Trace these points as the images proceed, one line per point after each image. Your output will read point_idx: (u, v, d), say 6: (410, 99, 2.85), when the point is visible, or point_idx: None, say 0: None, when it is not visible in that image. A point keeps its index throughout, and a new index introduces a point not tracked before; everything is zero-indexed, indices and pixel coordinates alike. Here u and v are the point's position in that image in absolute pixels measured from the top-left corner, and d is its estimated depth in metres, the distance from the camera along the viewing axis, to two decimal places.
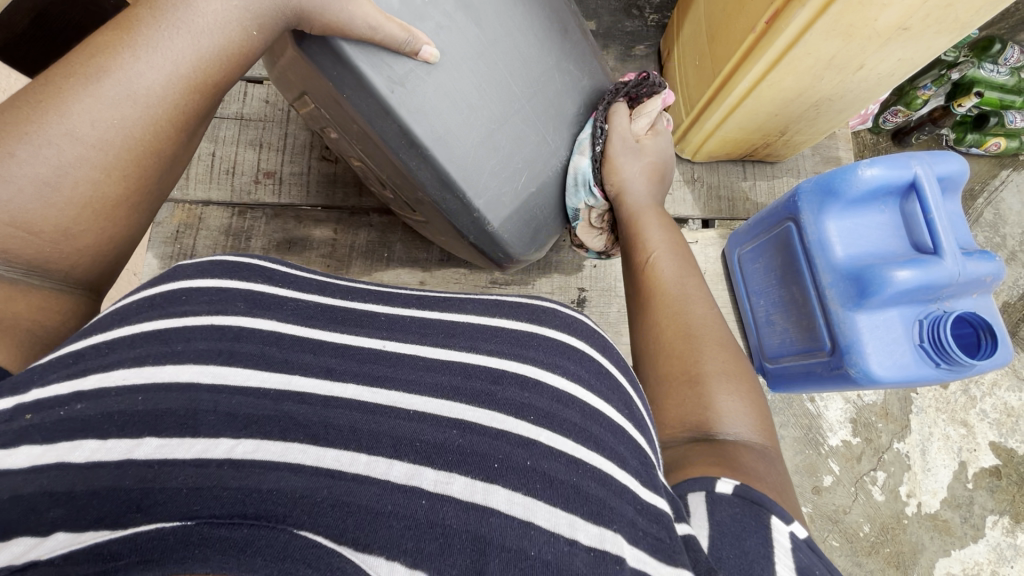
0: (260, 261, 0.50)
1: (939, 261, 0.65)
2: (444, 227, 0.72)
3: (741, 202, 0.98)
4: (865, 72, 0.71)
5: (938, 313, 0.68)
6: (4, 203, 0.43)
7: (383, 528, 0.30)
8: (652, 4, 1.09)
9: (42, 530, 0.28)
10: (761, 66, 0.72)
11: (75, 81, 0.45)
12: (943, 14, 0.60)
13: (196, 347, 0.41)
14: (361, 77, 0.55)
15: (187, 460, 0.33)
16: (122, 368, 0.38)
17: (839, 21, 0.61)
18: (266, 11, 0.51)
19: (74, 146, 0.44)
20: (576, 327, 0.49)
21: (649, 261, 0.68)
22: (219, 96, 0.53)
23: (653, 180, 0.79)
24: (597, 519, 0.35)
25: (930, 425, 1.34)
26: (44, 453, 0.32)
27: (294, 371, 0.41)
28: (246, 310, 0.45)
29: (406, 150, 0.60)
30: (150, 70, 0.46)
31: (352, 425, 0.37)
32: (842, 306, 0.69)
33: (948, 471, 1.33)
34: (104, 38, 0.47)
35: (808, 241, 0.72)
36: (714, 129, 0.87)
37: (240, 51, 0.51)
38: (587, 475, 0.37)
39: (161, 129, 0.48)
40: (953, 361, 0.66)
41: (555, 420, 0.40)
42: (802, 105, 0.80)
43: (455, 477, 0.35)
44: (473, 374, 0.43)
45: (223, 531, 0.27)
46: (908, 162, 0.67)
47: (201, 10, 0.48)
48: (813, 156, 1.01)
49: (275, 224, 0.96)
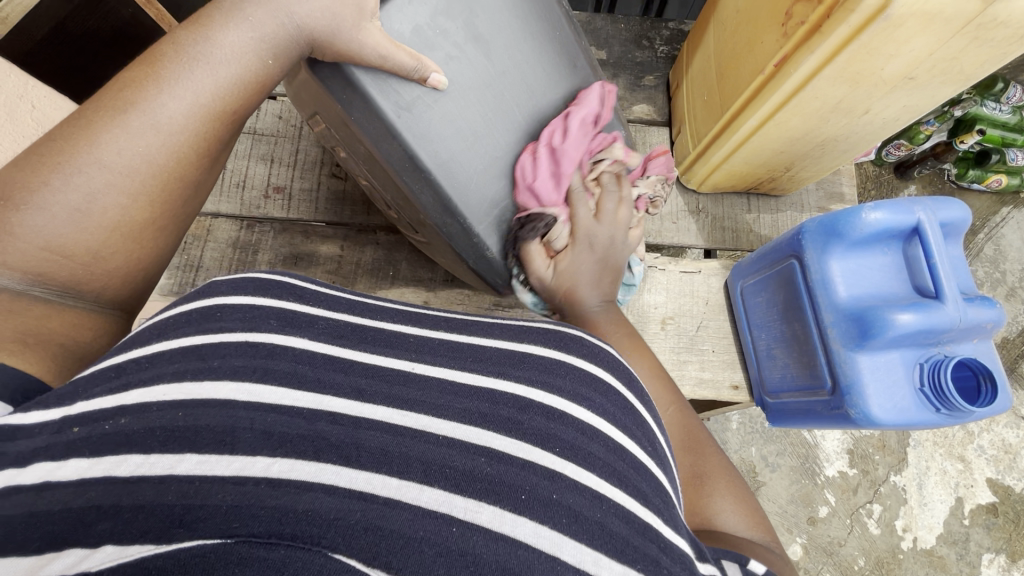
0: (291, 279, 0.50)
1: (941, 306, 0.65)
2: (444, 251, 0.73)
3: (744, 235, 0.99)
4: (872, 115, 0.72)
5: (938, 357, 0.68)
6: (36, 229, 0.44)
7: (415, 553, 0.31)
8: (661, 36, 1.11)
9: (91, 542, 0.30)
10: (768, 107, 0.73)
11: (105, 114, 0.46)
12: (948, 65, 0.61)
13: (232, 362, 0.41)
14: (371, 102, 0.56)
15: (226, 477, 0.33)
16: (162, 383, 0.38)
17: (847, 69, 0.63)
18: (281, 41, 0.52)
19: (103, 173, 0.45)
20: (601, 356, 0.49)
21: None
22: (240, 125, 0.54)
23: (599, 280, 0.70)
24: (622, 557, 0.36)
25: (926, 459, 1.34)
26: (91, 466, 0.34)
27: (326, 392, 0.41)
28: (278, 327, 0.45)
29: (411, 173, 0.60)
30: (174, 101, 0.47)
31: (383, 448, 0.38)
32: (844, 346, 0.69)
33: (944, 506, 1.32)
34: (132, 74, 0.48)
35: (812, 279, 0.72)
36: (720, 163, 0.88)
37: (258, 80, 0.52)
38: (611, 512, 0.38)
39: (183, 155, 0.49)
40: (952, 407, 0.66)
41: (580, 454, 0.40)
42: (809, 144, 0.80)
43: (484, 506, 0.35)
44: (500, 401, 0.43)
45: (261, 551, 0.29)
46: (912, 207, 0.68)
47: (221, 43, 0.49)
48: (817, 191, 1.03)
49: (282, 239, 0.97)
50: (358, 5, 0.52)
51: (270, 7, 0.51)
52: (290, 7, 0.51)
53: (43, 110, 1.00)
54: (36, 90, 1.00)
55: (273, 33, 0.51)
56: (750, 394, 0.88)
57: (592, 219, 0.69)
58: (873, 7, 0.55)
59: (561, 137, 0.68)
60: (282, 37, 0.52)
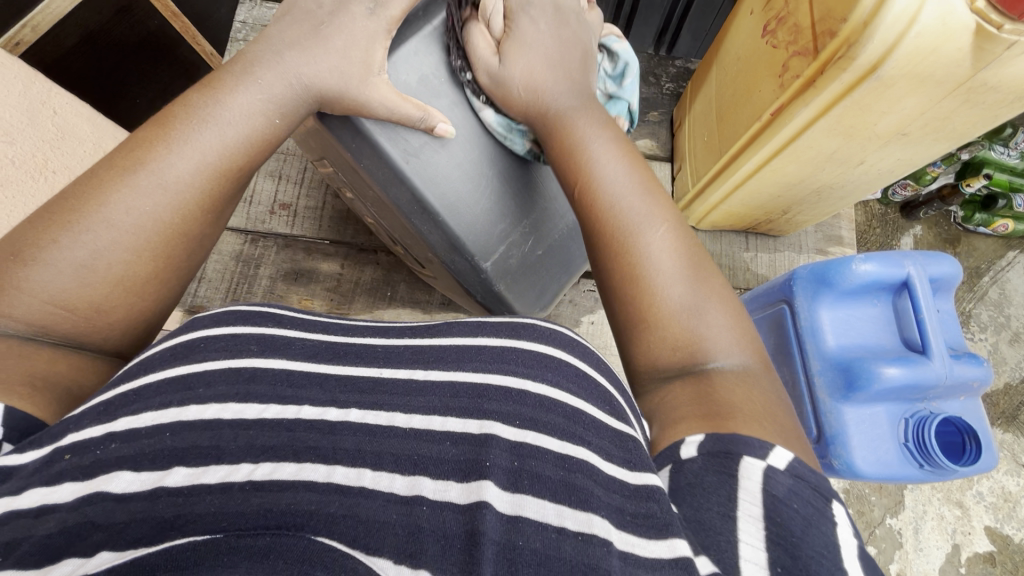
0: (272, 308, 0.52)
1: (928, 361, 0.66)
2: (453, 285, 0.75)
3: (741, 273, 1.00)
4: (865, 167, 0.73)
5: (924, 413, 0.68)
6: (43, 284, 0.45)
7: (390, 534, 0.33)
8: (668, 74, 1.13)
9: (87, 551, 0.30)
10: (764, 153, 0.74)
11: (115, 173, 0.49)
12: (940, 124, 0.63)
13: (216, 389, 0.42)
14: (380, 150, 0.60)
15: (213, 485, 0.34)
16: (149, 411, 0.40)
17: (840, 122, 0.64)
18: (289, 101, 0.56)
19: (110, 231, 0.47)
20: (553, 336, 0.48)
21: (588, 187, 0.57)
22: (245, 185, 0.57)
23: (559, 67, 0.62)
24: (583, 506, 0.36)
25: (924, 503, 1.31)
26: (86, 486, 0.34)
27: (303, 402, 0.42)
28: (259, 352, 0.46)
29: (418, 215, 0.63)
30: (181, 161, 0.50)
31: (358, 446, 0.38)
32: (829, 396, 0.69)
33: (941, 553, 1.29)
34: (142, 135, 0.51)
35: (801, 325, 0.72)
36: (717, 204, 0.90)
37: (264, 138, 0.55)
38: (575, 469, 0.38)
39: (188, 212, 0.51)
40: (936, 464, 0.66)
41: (539, 424, 0.41)
42: (804, 191, 0.81)
43: (452, 483, 0.36)
44: (460, 392, 0.43)
45: (248, 540, 0.30)
46: (901, 261, 0.69)
47: (230, 105, 0.53)
48: (816, 233, 1.04)
49: (284, 254, 0.99)
50: (365, 61, 0.57)
51: (279, 70, 0.55)
52: (297, 68, 0.56)
53: (64, 117, 1.03)
54: (58, 97, 1.04)
55: (281, 93, 0.55)
56: None
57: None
58: (864, 66, 0.56)
59: None
60: (287, 96, 0.56)
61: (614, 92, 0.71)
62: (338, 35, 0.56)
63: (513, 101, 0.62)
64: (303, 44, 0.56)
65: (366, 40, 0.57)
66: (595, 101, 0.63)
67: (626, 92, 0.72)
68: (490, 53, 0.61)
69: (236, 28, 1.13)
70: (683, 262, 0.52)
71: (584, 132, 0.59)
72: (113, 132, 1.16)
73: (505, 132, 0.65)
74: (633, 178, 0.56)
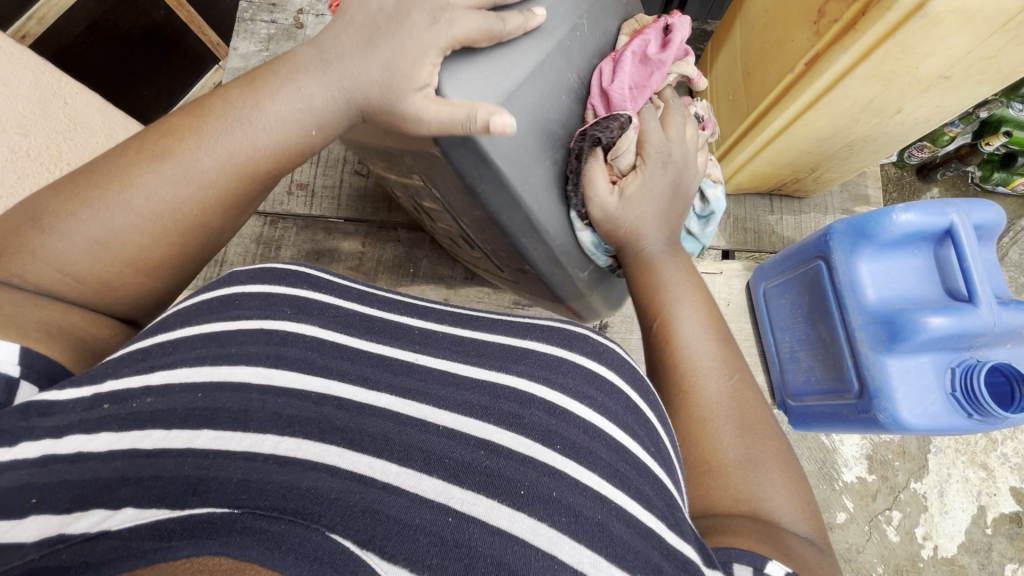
0: (307, 269, 0.52)
1: (974, 309, 0.65)
2: (534, 291, 0.75)
3: (767, 236, 0.99)
4: (902, 116, 0.72)
5: (971, 361, 0.67)
6: (58, 254, 0.47)
7: (410, 541, 0.31)
8: None
9: (113, 505, 0.31)
10: (796, 108, 0.72)
11: (143, 157, 0.50)
12: (985, 65, 0.61)
13: (248, 348, 0.43)
14: (500, 176, 0.53)
15: (237, 451, 0.35)
16: (184, 366, 0.40)
17: (880, 68, 0.62)
18: (328, 115, 0.53)
19: (128, 215, 0.49)
20: (606, 355, 0.48)
21: (666, 330, 0.60)
22: (271, 184, 0.56)
23: (665, 212, 0.66)
24: (622, 563, 0.34)
25: (948, 466, 1.20)
26: (120, 439, 0.35)
27: (333, 376, 0.42)
28: (292, 315, 0.46)
29: (525, 238, 0.59)
30: (208, 158, 0.50)
31: (385, 435, 0.39)
32: (872, 349, 0.69)
33: (966, 515, 1.20)
34: (179, 120, 0.52)
35: (839, 281, 0.72)
36: (744, 163, 0.88)
37: (297, 148, 0.54)
38: (612, 514, 0.36)
39: (207, 207, 0.52)
40: (986, 413, 0.65)
41: (581, 452, 0.39)
42: (837, 144, 0.79)
43: (481, 498, 0.35)
44: (500, 395, 0.43)
45: (263, 523, 0.28)
46: (944, 209, 0.68)
47: (267, 110, 0.52)
48: (841, 193, 1.01)
49: (304, 235, 0.98)
50: None
51: (323, 78, 0.52)
52: (342, 80, 0.52)
53: (74, 107, 1.00)
54: (67, 87, 1.01)
55: (322, 106, 0.53)
56: (772, 397, 0.88)
57: (661, 139, 0.64)
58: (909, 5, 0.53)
59: (654, 48, 0.62)
60: (329, 109, 0.53)
61: (696, 234, 0.77)
62: (388, 43, 0.50)
63: (614, 235, 0.65)
64: (352, 54, 0.52)
65: (416, 53, 0.49)
66: (681, 252, 0.67)
67: (704, 238, 0.77)
68: (609, 197, 0.62)
69: (244, 8, 1.11)
70: (740, 412, 0.54)
71: (668, 278, 0.63)
72: (123, 120, 1.13)
73: (596, 250, 0.67)
74: (708, 333, 0.60)
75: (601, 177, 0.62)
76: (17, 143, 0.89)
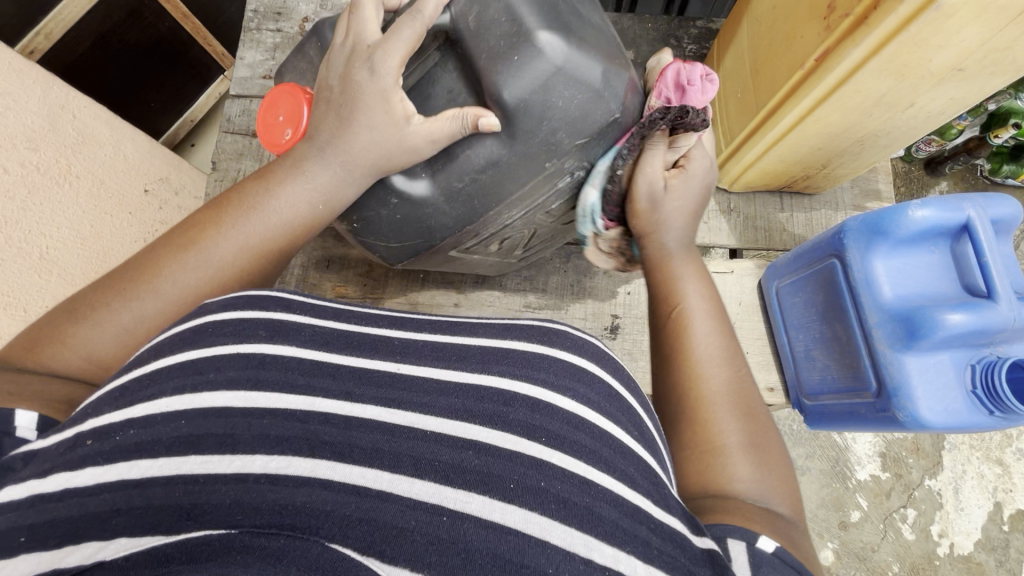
0: (282, 292, 0.50)
1: (994, 304, 0.64)
2: None
3: (777, 234, 0.98)
4: (914, 110, 0.71)
5: (992, 357, 0.66)
6: (87, 342, 0.49)
7: (408, 542, 0.31)
8: (689, 36, 1.13)
9: (106, 535, 0.30)
10: (808, 102, 0.71)
11: (169, 251, 0.54)
12: (1000, 56, 0.60)
13: (226, 374, 0.41)
14: (588, 83, 0.55)
15: (228, 475, 0.34)
16: (165, 396, 0.39)
17: (893, 61, 0.61)
18: (331, 189, 0.60)
19: (155, 301, 0.52)
20: (584, 347, 0.49)
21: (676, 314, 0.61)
22: (284, 264, 0.62)
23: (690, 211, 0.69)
24: (612, 540, 0.34)
25: (963, 463, 1.19)
26: (105, 472, 0.34)
27: (317, 393, 0.41)
28: (267, 337, 0.45)
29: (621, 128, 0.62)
30: (227, 244, 0.56)
31: (374, 445, 0.38)
32: (890, 347, 0.68)
33: (982, 511, 1.18)
34: (200, 217, 0.57)
35: (855, 278, 0.71)
36: (755, 160, 0.88)
37: (306, 224, 0.61)
38: (599, 496, 0.37)
39: (227, 286, 0.56)
40: (1007, 409, 0.64)
41: (566, 443, 0.40)
42: (848, 140, 0.79)
43: (473, 495, 0.35)
44: (485, 397, 0.43)
45: (262, 540, 0.29)
46: (960, 204, 0.67)
47: (279, 197, 0.59)
48: (852, 189, 1.01)
49: (314, 242, 0.98)
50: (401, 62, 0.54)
51: (323, 160, 0.60)
52: (337, 152, 0.58)
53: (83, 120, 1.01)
54: (76, 100, 1.01)
55: (324, 183, 0.60)
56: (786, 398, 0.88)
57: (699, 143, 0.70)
58: None
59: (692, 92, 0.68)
60: (332, 184, 0.60)
61: None
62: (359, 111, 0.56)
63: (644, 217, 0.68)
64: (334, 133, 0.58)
65: (381, 101, 0.55)
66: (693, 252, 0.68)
67: None
68: (659, 179, 0.65)
69: (248, 17, 1.11)
70: (738, 400, 0.55)
71: (682, 274, 0.65)
72: (132, 132, 1.14)
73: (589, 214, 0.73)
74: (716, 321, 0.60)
75: (655, 163, 0.64)
76: (26, 157, 0.88)
